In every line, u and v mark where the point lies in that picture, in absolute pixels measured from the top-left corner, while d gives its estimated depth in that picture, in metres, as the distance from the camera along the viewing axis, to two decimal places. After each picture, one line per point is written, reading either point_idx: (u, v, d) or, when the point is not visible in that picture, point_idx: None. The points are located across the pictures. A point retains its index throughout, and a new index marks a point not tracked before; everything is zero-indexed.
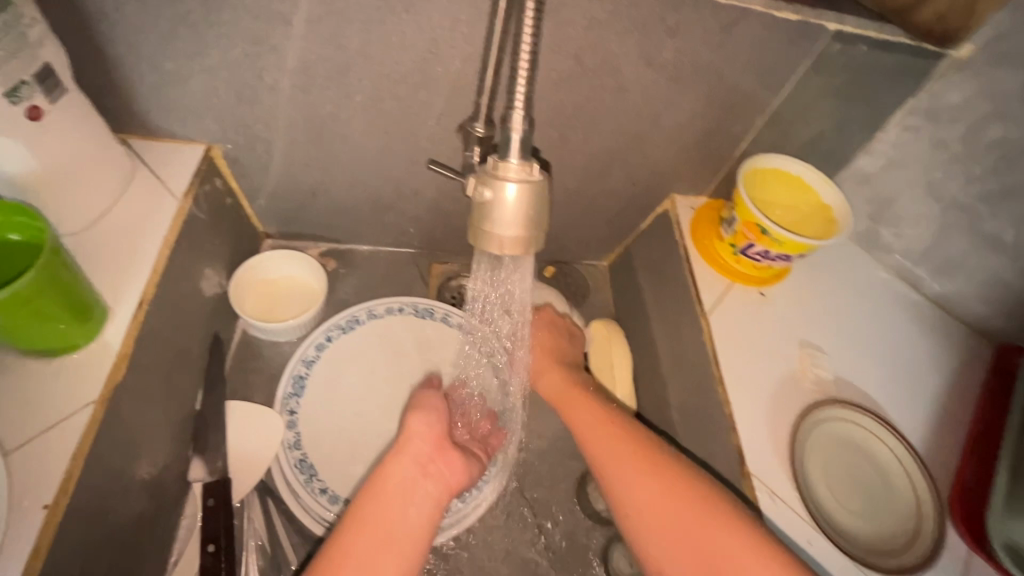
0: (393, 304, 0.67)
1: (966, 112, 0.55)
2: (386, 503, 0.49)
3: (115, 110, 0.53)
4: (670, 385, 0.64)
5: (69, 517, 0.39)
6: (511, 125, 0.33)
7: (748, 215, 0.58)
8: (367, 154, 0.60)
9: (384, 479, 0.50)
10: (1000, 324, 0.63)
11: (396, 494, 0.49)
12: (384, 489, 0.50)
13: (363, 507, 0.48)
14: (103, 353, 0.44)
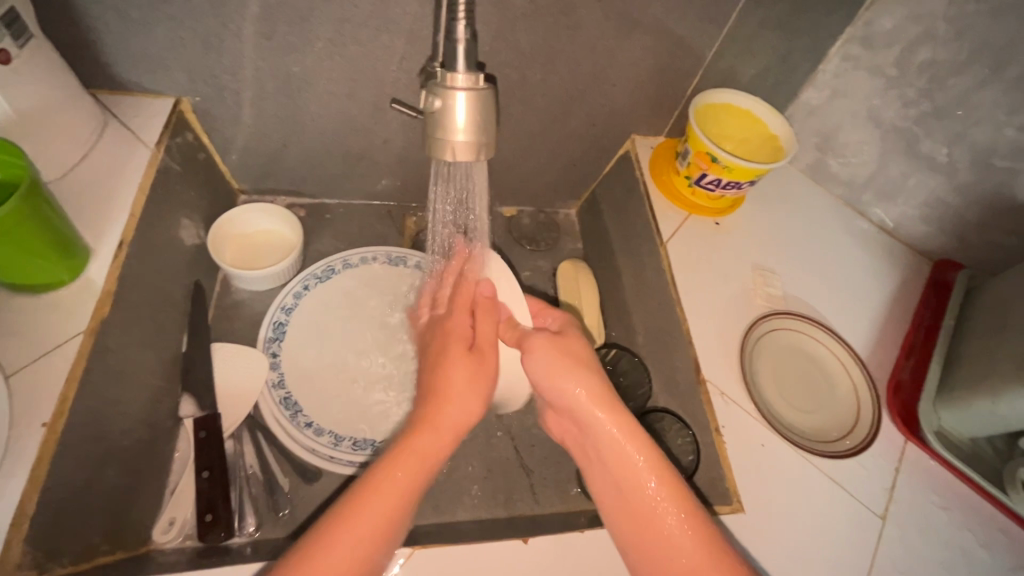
0: (366, 253, 0.70)
1: (898, 37, 0.59)
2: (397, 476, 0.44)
3: (82, 64, 0.54)
4: (633, 313, 0.68)
5: (67, 436, 0.42)
6: (456, 35, 0.35)
7: (699, 145, 0.61)
8: (333, 103, 0.62)
9: (413, 448, 0.45)
10: (938, 242, 0.68)
11: (419, 467, 0.45)
12: (410, 467, 0.44)
13: (372, 489, 0.42)
14: (89, 290, 0.47)
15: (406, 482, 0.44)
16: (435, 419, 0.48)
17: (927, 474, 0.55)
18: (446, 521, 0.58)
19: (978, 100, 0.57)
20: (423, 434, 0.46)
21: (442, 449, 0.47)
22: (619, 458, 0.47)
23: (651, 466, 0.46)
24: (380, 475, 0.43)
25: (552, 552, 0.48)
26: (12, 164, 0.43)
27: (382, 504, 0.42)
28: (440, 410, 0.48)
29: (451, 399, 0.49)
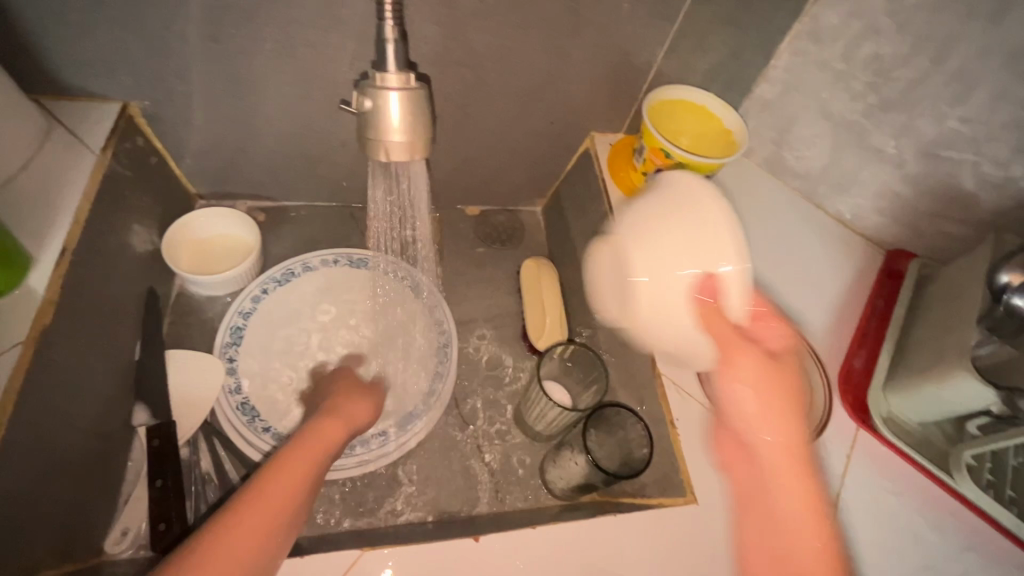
0: (327, 256, 0.69)
1: (843, 32, 0.60)
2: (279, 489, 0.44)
3: (22, 69, 0.53)
4: (594, 309, 0.69)
5: (5, 448, 0.41)
6: (385, 35, 0.35)
7: (653, 141, 0.62)
8: (286, 106, 0.61)
9: (268, 494, 0.43)
10: (892, 232, 0.69)
11: (271, 513, 0.42)
12: (278, 480, 0.45)
13: (222, 533, 0.40)
14: (28, 299, 0.46)
15: (270, 519, 0.42)
16: (291, 467, 0.46)
17: (876, 460, 0.57)
18: (407, 521, 0.58)
19: (921, 93, 0.59)
20: (275, 482, 0.44)
21: (298, 499, 0.45)
22: (758, 371, 0.43)
23: (785, 448, 0.42)
24: (227, 522, 0.41)
25: (502, 548, 0.48)
26: None
27: (232, 555, 0.39)
28: (295, 460, 0.47)
29: (314, 450, 0.49)
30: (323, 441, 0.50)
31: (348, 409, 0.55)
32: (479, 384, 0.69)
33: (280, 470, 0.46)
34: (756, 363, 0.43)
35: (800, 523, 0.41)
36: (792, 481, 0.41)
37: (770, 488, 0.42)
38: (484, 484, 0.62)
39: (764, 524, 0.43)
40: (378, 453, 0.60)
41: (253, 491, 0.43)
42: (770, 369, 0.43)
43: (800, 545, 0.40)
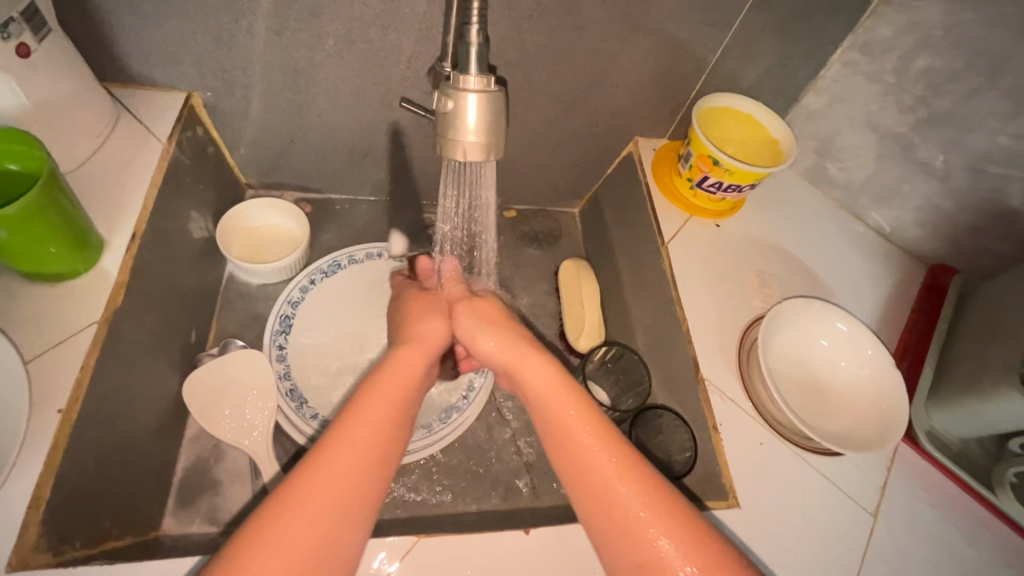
0: (372, 249, 0.71)
1: (897, 45, 0.60)
2: (368, 418, 0.42)
3: (94, 58, 0.55)
4: (634, 312, 0.69)
5: (80, 421, 0.43)
6: (469, 39, 0.36)
7: (701, 147, 0.62)
8: (341, 100, 0.63)
9: (352, 437, 0.40)
10: (933, 246, 0.69)
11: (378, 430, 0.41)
12: (368, 416, 0.42)
13: (309, 478, 0.37)
14: (102, 279, 0.48)
15: (371, 441, 0.40)
16: (375, 407, 0.43)
17: (919, 474, 0.57)
18: (444, 513, 0.59)
19: (973, 108, 0.58)
20: (366, 416, 0.42)
21: (389, 451, 0.41)
22: (510, 344, 0.50)
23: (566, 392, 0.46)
24: (313, 473, 0.38)
25: (550, 541, 0.48)
26: (29, 156, 0.43)
27: (329, 508, 0.37)
28: (371, 406, 0.43)
29: (382, 399, 0.43)
30: (379, 404, 0.43)
31: (425, 335, 0.51)
32: None
33: (361, 417, 0.42)
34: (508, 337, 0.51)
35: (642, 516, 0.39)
36: (541, 367, 0.48)
37: (584, 478, 0.42)
38: (519, 482, 0.63)
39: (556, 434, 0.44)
40: (420, 444, 0.60)
41: (338, 432, 0.40)
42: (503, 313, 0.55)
43: (581, 444, 0.43)
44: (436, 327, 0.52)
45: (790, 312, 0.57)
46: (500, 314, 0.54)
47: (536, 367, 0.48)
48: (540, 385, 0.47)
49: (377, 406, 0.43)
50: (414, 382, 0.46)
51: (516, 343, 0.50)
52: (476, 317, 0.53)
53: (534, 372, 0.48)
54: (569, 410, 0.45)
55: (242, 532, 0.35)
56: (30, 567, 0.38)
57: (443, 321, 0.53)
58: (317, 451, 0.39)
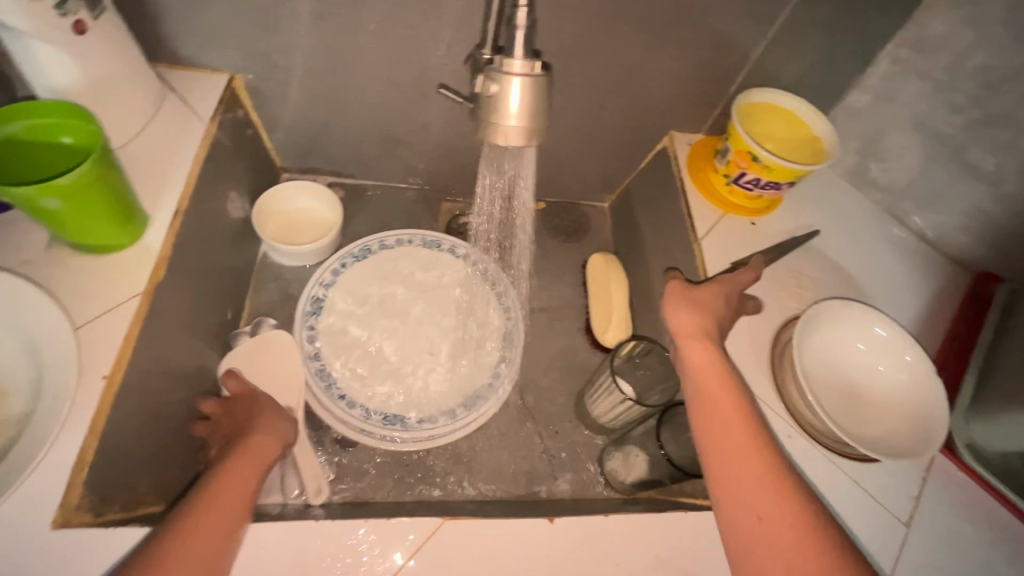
0: (403, 235, 0.70)
1: (952, 41, 0.58)
2: (226, 511, 0.41)
3: (144, 38, 0.56)
4: (663, 308, 0.69)
5: (123, 388, 0.44)
6: (516, 21, 0.36)
7: (740, 143, 0.61)
8: (378, 86, 0.63)
9: (218, 492, 0.42)
10: (979, 254, 0.67)
11: (226, 517, 0.41)
12: (224, 505, 0.41)
13: (183, 533, 0.38)
14: (146, 253, 0.49)
15: (221, 531, 0.40)
16: (239, 478, 0.44)
17: (955, 485, 0.55)
18: (466, 498, 0.59)
19: None
20: (225, 506, 0.41)
21: (232, 524, 0.41)
22: (727, 438, 0.46)
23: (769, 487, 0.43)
24: (186, 521, 0.39)
25: (574, 532, 0.48)
26: (82, 130, 0.44)
27: (198, 554, 0.38)
28: (226, 492, 0.42)
29: (230, 492, 0.43)
30: (234, 491, 0.43)
31: (262, 441, 0.49)
32: (540, 373, 0.70)
33: (221, 500, 0.42)
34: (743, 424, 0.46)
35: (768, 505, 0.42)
36: (748, 474, 0.44)
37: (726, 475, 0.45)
38: (540, 474, 0.63)
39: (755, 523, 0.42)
40: (445, 429, 0.61)
41: (209, 489, 0.42)
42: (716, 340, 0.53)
43: (737, 455, 0.45)
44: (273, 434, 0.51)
45: (828, 313, 0.55)
46: (719, 380, 0.49)
47: (711, 366, 0.50)
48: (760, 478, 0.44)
49: (227, 491, 0.43)
50: (258, 479, 0.46)
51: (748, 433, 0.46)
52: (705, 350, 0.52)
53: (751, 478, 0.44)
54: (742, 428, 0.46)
55: None
56: (73, 525, 0.40)
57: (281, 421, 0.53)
58: (187, 509, 0.40)
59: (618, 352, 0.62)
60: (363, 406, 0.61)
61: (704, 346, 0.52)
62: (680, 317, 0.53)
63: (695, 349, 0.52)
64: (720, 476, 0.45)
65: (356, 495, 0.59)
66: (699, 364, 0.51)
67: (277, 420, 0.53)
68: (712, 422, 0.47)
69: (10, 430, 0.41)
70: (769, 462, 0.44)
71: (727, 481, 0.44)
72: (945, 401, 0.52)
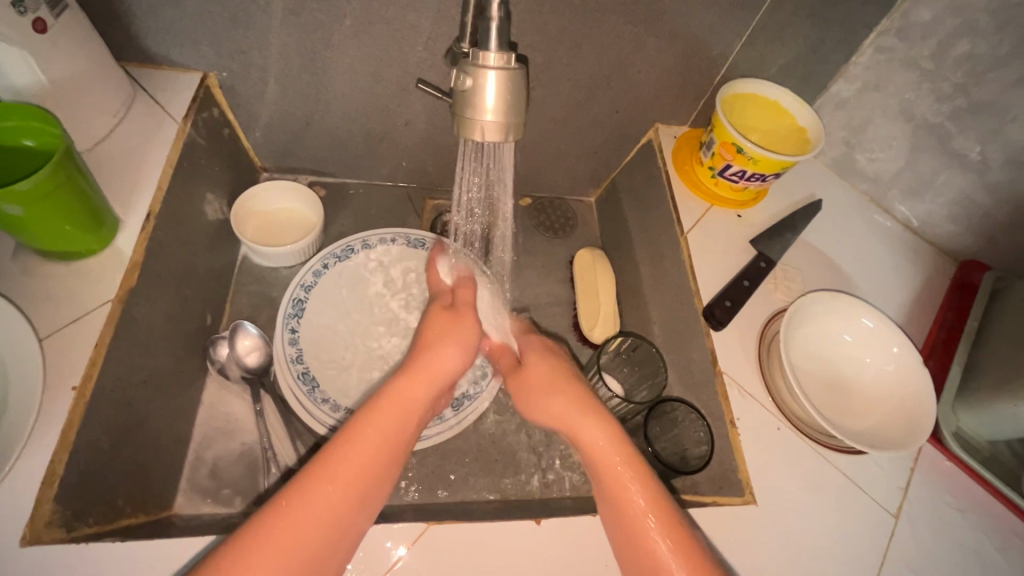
0: (386, 235, 0.69)
1: (936, 29, 0.58)
2: (367, 448, 0.44)
3: (111, 36, 0.54)
4: (651, 302, 0.68)
5: (95, 399, 0.43)
6: (491, 13, 0.35)
7: (725, 135, 0.60)
8: (357, 82, 0.61)
9: (366, 426, 0.45)
10: (963, 242, 0.67)
11: (373, 450, 0.44)
12: (360, 440, 0.44)
13: (333, 459, 0.42)
14: (117, 257, 0.48)
15: (364, 462, 0.43)
16: (394, 404, 0.47)
17: (943, 475, 0.55)
18: (455, 501, 0.59)
19: (1016, 97, 0.56)
20: (356, 440, 0.44)
21: (388, 452, 0.45)
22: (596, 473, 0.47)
23: (659, 515, 0.43)
24: (334, 452, 0.43)
25: (561, 535, 0.48)
26: (45, 132, 0.42)
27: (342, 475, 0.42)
28: (366, 428, 0.45)
29: (375, 431, 0.45)
30: (374, 430, 0.45)
31: (433, 364, 0.51)
32: None
33: (353, 439, 0.43)
34: (626, 465, 0.46)
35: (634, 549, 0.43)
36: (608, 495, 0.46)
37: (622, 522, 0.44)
38: (529, 474, 0.62)
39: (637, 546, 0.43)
40: (431, 431, 0.59)
41: (343, 434, 0.44)
42: (545, 356, 0.57)
43: (624, 495, 0.45)
44: (453, 357, 0.52)
45: (815, 305, 0.55)
46: (590, 425, 0.49)
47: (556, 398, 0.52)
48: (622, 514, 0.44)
49: (373, 429, 0.45)
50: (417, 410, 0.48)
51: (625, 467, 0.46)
52: (534, 369, 0.55)
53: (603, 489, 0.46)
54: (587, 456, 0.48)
55: (233, 539, 0.38)
56: (44, 542, 0.38)
57: (460, 331, 0.54)
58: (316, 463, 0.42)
59: (606, 348, 0.63)
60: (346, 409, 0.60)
61: (550, 399, 0.52)
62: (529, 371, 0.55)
63: (558, 398, 0.52)
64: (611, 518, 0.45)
65: None
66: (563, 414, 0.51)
67: (453, 341, 0.53)
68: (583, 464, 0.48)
69: None
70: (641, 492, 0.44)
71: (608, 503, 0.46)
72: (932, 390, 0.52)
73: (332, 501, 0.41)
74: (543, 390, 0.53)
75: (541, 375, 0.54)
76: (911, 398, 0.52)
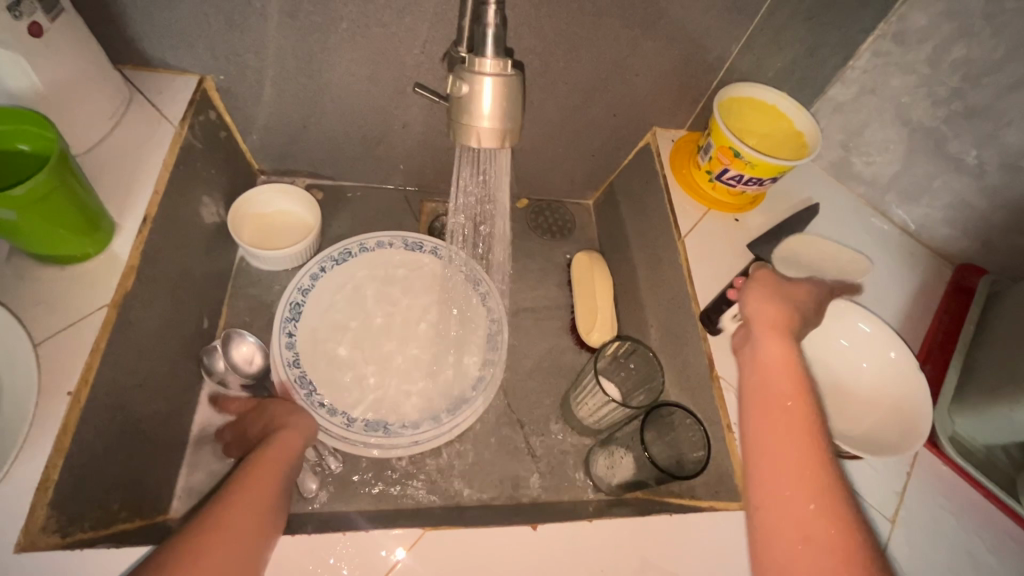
0: (383, 237, 0.69)
1: (932, 34, 0.58)
2: (242, 505, 0.42)
3: (108, 39, 0.54)
4: (648, 305, 0.68)
5: (91, 404, 0.43)
6: (487, 20, 0.35)
7: (722, 139, 0.60)
8: (354, 85, 0.61)
9: (250, 485, 0.44)
10: (960, 246, 0.67)
11: (252, 507, 0.43)
12: (240, 500, 0.43)
13: (231, 506, 0.42)
14: (113, 261, 0.48)
15: (244, 520, 0.41)
16: (263, 468, 0.47)
17: (939, 479, 0.55)
18: (453, 504, 0.59)
19: (1011, 101, 0.56)
20: (241, 499, 0.43)
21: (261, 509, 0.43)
22: (771, 428, 0.42)
23: (827, 503, 0.38)
24: (225, 507, 0.42)
25: (559, 540, 0.48)
26: (41, 136, 0.42)
27: (239, 524, 0.41)
28: (249, 488, 0.44)
29: (254, 490, 0.44)
30: (250, 491, 0.44)
31: (290, 439, 0.51)
32: (526, 374, 0.70)
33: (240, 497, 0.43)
34: (804, 424, 0.42)
35: (802, 512, 0.38)
36: (786, 445, 0.41)
37: (771, 458, 0.41)
38: (527, 477, 0.62)
39: (784, 517, 0.39)
40: (429, 435, 0.60)
41: (228, 492, 0.43)
42: (767, 294, 0.51)
43: (791, 454, 0.41)
44: (298, 429, 0.53)
45: None
46: (791, 382, 0.44)
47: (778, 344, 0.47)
48: (786, 485, 0.39)
49: (250, 489, 0.44)
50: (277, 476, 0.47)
51: (800, 437, 0.41)
52: (755, 293, 0.51)
53: (782, 450, 0.41)
54: (763, 410, 0.43)
55: None
56: (39, 548, 0.38)
57: (303, 417, 0.55)
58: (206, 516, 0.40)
59: (604, 352, 0.63)
60: (345, 413, 0.60)
61: (783, 343, 0.47)
62: (752, 308, 0.50)
63: (771, 340, 0.47)
64: (758, 468, 0.42)
65: (336, 504, 0.58)
66: (770, 357, 0.47)
67: (304, 424, 0.54)
68: (764, 417, 0.43)
69: None
70: (807, 468, 0.40)
71: (761, 442, 0.42)
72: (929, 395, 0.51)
73: (236, 544, 0.40)
74: (769, 329, 0.48)
75: (762, 312, 0.49)
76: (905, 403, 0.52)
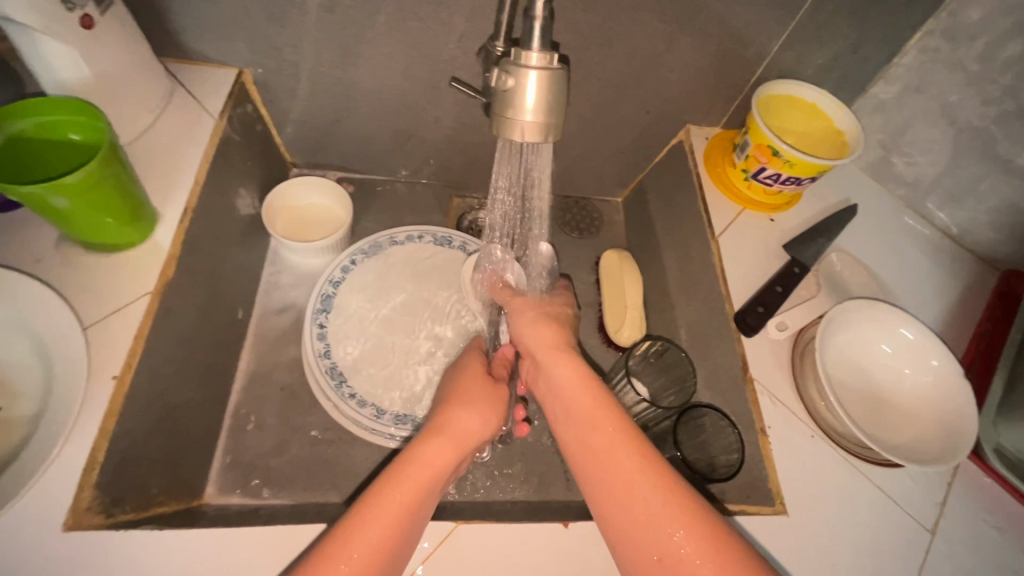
0: (413, 232, 0.69)
1: (985, 30, 0.56)
2: (409, 494, 0.41)
3: (152, 32, 0.55)
4: (679, 306, 0.67)
5: (133, 388, 0.43)
6: (534, 12, 0.36)
7: (760, 137, 0.59)
8: (388, 79, 0.61)
9: (413, 473, 0.43)
10: (1007, 250, 0.64)
11: (412, 498, 0.41)
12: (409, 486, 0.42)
13: (386, 494, 0.41)
14: (155, 250, 0.48)
15: (400, 510, 0.40)
16: (428, 466, 0.44)
17: (980, 490, 0.54)
18: (479, 499, 0.59)
19: None
20: (398, 492, 0.41)
21: (422, 505, 0.42)
22: (586, 449, 0.45)
23: (671, 508, 0.39)
24: (379, 503, 0.40)
25: (589, 538, 0.48)
26: (91, 126, 0.43)
27: (393, 514, 0.40)
28: (414, 477, 0.42)
29: (417, 480, 0.42)
30: (414, 483, 0.42)
31: (462, 432, 0.47)
32: None
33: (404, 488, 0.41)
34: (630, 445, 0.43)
35: (659, 534, 0.39)
36: (615, 466, 0.42)
37: (601, 486, 0.42)
38: (554, 476, 0.62)
39: (629, 520, 0.40)
40: None
41: (395, 472, 0.42)
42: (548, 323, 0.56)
43: (619, 475, 0.42)
44: (474, 422, 0.49)
45: (850, 312, 0.54)
46: (586, 395, 0.48)
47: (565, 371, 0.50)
48: (614, 493, 0.42)
49: (415, 481, 0.42)
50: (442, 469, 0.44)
51: (619, 437, 0.44)
52: (537, 332, 0.55)
53: (602, 465, 0.43)
54: (576, 439, 0.46)
55: None
56: (84, 528, 0.39)
57: (492, 397, 0.52)
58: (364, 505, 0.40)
59: (633, 352, 0.63)
60: (373, 405, 0.61)
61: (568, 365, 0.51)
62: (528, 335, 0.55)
63: (560, 365, 0.51)
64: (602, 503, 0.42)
65: None
66: (563, 378, 0.50)
67: (488, 406, 0.50)
68: (581, 442, 0.45)
69: (21, 429, 0.41)
70: (639, 464, 0.42)
71: (593, 478, 0.43)
72: (972, 403, 0.50)
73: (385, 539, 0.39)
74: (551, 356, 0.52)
75: (536, 339, 0.54)
76: (945, 418, 0.50)
